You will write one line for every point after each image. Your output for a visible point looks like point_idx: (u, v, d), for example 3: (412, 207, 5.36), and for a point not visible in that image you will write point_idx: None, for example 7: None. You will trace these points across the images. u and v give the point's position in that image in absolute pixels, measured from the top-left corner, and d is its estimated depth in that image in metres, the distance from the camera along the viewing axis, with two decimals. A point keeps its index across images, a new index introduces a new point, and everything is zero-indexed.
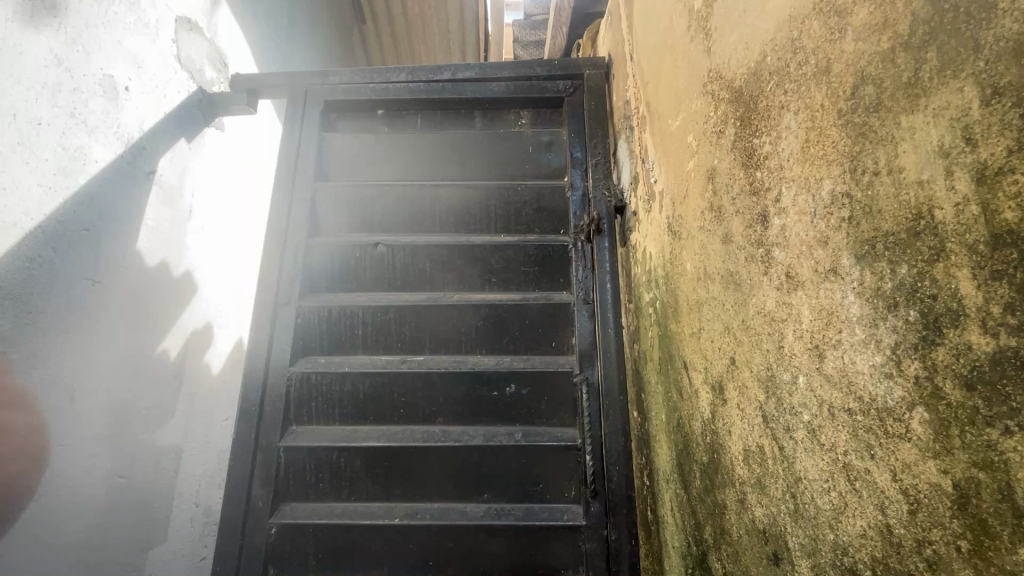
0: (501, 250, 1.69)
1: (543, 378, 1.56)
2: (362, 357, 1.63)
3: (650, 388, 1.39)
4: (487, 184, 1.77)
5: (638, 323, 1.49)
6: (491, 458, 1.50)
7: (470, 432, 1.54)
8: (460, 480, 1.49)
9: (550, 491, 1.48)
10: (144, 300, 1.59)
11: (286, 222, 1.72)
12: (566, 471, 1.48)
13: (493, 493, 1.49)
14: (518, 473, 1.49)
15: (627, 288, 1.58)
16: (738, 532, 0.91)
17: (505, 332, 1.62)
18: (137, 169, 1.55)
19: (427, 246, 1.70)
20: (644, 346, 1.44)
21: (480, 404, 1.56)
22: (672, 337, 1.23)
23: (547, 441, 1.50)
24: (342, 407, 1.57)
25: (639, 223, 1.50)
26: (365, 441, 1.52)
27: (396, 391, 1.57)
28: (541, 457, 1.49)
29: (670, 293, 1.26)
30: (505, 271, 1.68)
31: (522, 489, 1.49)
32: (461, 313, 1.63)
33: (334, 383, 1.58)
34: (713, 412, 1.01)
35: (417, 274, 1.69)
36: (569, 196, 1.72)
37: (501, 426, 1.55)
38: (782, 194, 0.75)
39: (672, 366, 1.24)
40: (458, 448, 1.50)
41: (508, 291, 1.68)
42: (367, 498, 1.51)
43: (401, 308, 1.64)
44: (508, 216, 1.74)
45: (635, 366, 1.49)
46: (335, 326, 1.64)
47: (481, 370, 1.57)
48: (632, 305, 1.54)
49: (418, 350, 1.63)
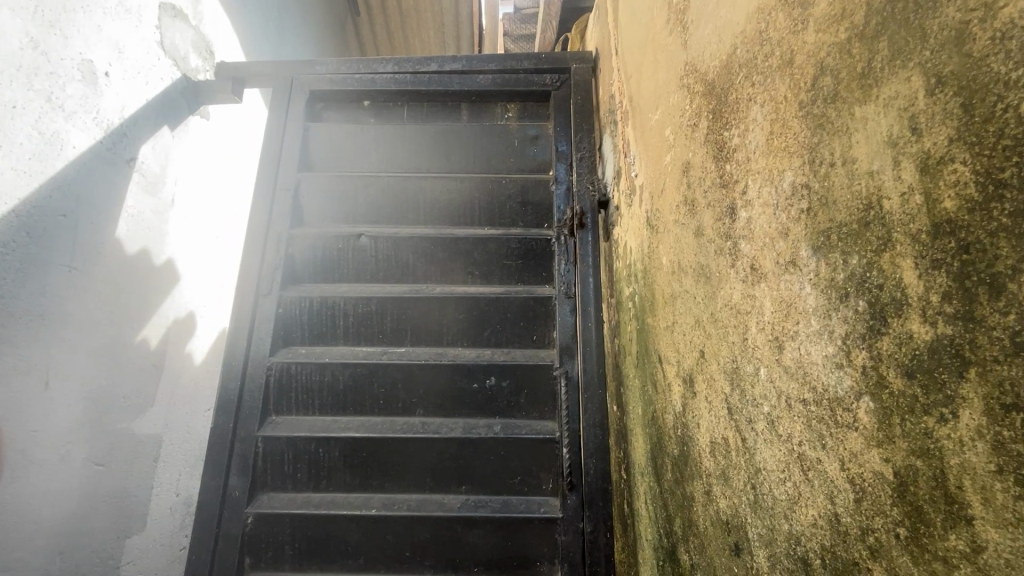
0: (485, 244, 1.69)
1: (523, 371, 1.56)
2: (343, 348, 1.62)
3: (627, 383, 1.39)
4: (472, 178, 1.77)
5: (618, 317, 1.49)
6: (470, 451, 1.50)
7: (449, 424, 1.54)
8: (438, 472, 1.49)
9: (528, 484, 1.49)
10: (123, 289, 1.57)
11: (269, 212, 1.71)
12: (544, 464, 1.49)
13: (471, 485, 1.49)
14: (496, 465, 1.49)
15: (609, 282, 1.58)
16: (704, 523, 0.92)
17: (486, 325, 1.62)
18: (117, 156, 1.54)
19: (410, 238, 1.70)
20: (623, 340, 1.44)
21: (460, 396, 1.56)
22: (649, 331, 1.23)
23: (525, 434, 1.50)
24: (322, 398, 1.56)
25: (621, 218, 1.50)
26: (344, 431, 1.52)
27: (377, 382, 1.57)
28: (520, 450, 1.50)
29: (647, 287, 1.26)
30: (488, 264, 1.68)
31: (500, 481, 1.49)
32: (443, 305, 1.63)
33: (314, 373, 1.57)
34: (684, 405, 1.02)
35: (400, 266, 1.69)
36: (553, 190, 1.72)
37: (480, 418, 1.55)
38: (749, 187, 0.75)
39: (648, 360, 1.24)
40: (437, 440, 1.50)
41: (490, 284, 1.67)
42: (345, 489, 1.50)
43: (383, 300, 1.63)
44: (492, 209, 1.74)
45: (614, 360, 1.50)
46: (316, 316, 1.63)
47: (461, 362, 1.57)
48: (613, 300, 1.54)
49: (399, 342, 1.62)
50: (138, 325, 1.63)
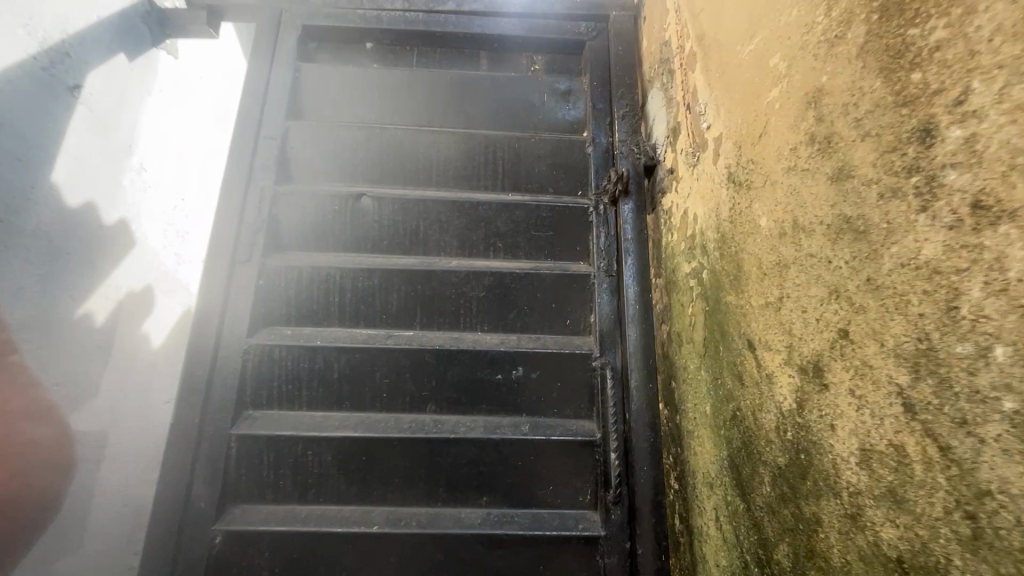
0: (511, 211, 1.44)
1: (557, 361, 1.32)
2: (338, 330, 1.34)
3: (688, 375, 1.18)
4: (495, 135, 1.51)
5: (672, 299, 1.27)
6: (493, 456, 1.25)
7: (468, 423, 1.28)
8: (454, 481, 1.24)
9: (560, 495, 1.24)
10: (59, 249, 1.25)
11: (249, 164, 1.41)
12: (580, 472, 1.25)
13: (494, 497, 1.24)
14: (524, 472, 1.25)
15: (657, 259, 1.36)
16: (843, 559, 0.69)
17: (512, 306, 1.37)
18: (57, 81, 1.22)
19: (421, 202, 1.43)
20: (681, 324, 1.22)
21: (480, 389, 1.30)
22: (731, 312, 1.01)
23: (559, 435, 1.25)
24: (312, 389, 1.28)
25: (679, 182, 1.28)
26: (339, 431, 1.24)
27: (380, 371, 1.30)
28: (553, 455, 1.25)
29: (726, 259, 1.04)
30: (513, 235, 1.43)
31: (529, 492, 1.24)
32: (461, 282, 1.37)
33: (302, 359, 1.29)
34: (800, 402, 0.80)
35: (409, 234, 1.42)
36: (590, 152, 1.48)
37: (505, 417, 1.30)
38: (975, 91, 0.55)
39: (727, 347, 1.02)
40: (453, 441, 1.25)
41: (516, 258, 1.42)
42: (338, 501, 1.23)
43: (388, 273, 1.36)
44: (517, 173, 1.49)
45: (666, 349, 1.28)
46: (305, 291, 1.35)
47: (483, 349, 1.32)
48: (664, 279, 1.32)
49: (406, 324, 1.36)
50: (79, 296, 1.31)
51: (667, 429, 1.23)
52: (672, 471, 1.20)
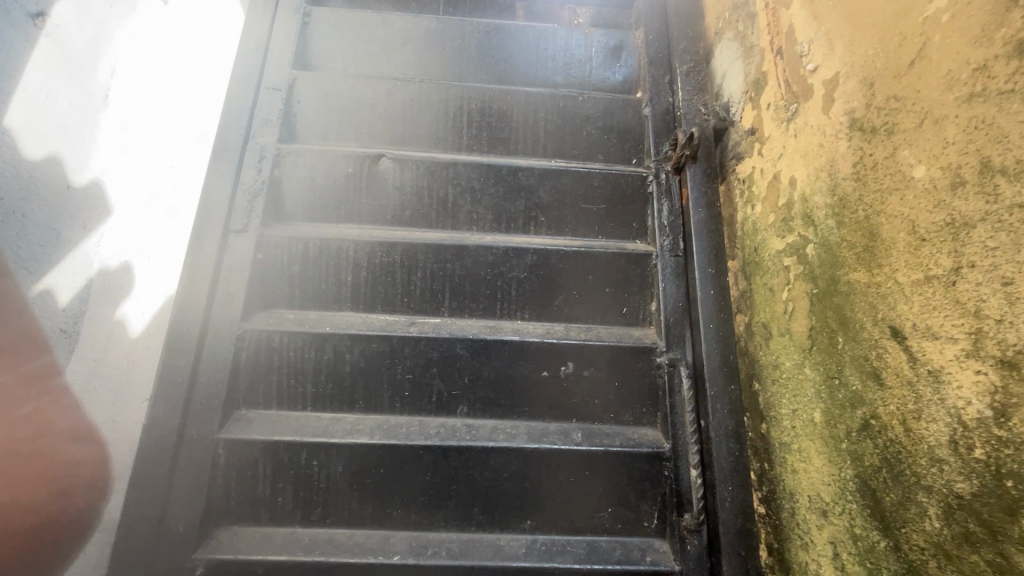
0: (557, 179, 1.23)
1: (614, 356, 1.10)
2: (350, 316, 1.12)
3: (780, 374, 0.96)
4: (537, 93, 1.30)
5: (756, 283, 1.05)
6: (540, 470, 1.03)
7: (507, 429, 1.06)
8: (493, 500, 1.02)
9: (621, 519, 1.03)
10: (12, 207, 1.04)
11: (248, 116, 1.19)
12: (645, 492, 1.03)
13: (540, 521, 1.02)
14: (578, 492, 1.03)
15: (733, 237, 1.15)
16: None
17: (558, 289, 1.16)
18: (15, 3, 1.02)
19: (450, 167, 1.22)
20: (769, 312, 1.01)
21: (523, 388, 1.09)
22: (863, 294, 0.79)
23: (620, 446, 1.04)
24: (318, 385, 1.06)
25: (765, 143, 1.07)
26: (351, 436, 1.02)
27: (401, 365, 1.08)
28: (612, 470, 1.03)
29: (848, 226, 0.83)
30: (558, 207, 1.22)
31: (583, 515, 1.03)
32: (499, 261, 1.15)
33: (308, 349, 1.06)
34: (1004, 411, 0.59)
35: (436, 204, 1.21)
36: (648, 114, 1.27)
37: (551, 422, 1.08)
38: None
39: (853, 339, 0.80)
40: (492, 451, 1.03)
41: (561, 235, 1.21)
42: (349, 524, 1.00)
43: (411, 247, 1.14)
44: (562, 136, 1.28)
45: (747, 344, 1.06)
46: (311, 268, 1.13)
47: (526, 340, 1.10)
48: (743, 259, 1.10)
49: (432, 309, 1.14)
50: (37, 268, 1.09)
51: (752, 440, 1.01)
52: (759, 491, 0.98)
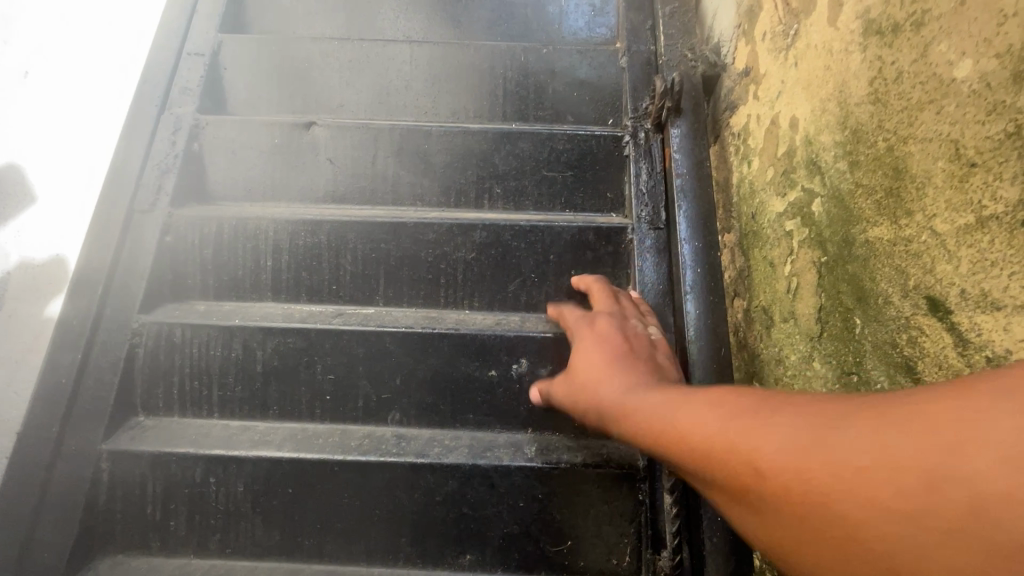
0: (515, 142, 1.04)
1: None
2: (269, 307, 0.97)
3: (786, 373, 0.74)
4: (496, 46, 1.12)
5: (754, 259, 0.84)
6: (482, 492, 0.83)
7: (446, 441, 0.88)
8: (424, 528, 0.83)
9: (585, 556, 0.82)
10: None
11: (165, 83, 1.06)
12: (614, 521, 0.82)
13: (484, 556, 0.83)
14: (529, 520, 0.83)
15: (729, 203, 0.93)
16: None
17: (513, 273, 0.97)
18: None
19: (391, 130, 1.05)
20: (770, 293, 0.79)
21: (466, 391, 0.90)
22: (888, 256, 0.57)
23: (581, 462, 0.83)
24: (226, 388, 0.90)
25: (760, 83, 0.86)
26: (257, 448, 0.85)
27: (322, 363, 0.91)
28: (572, 493, 0.83)
29: (865, 167, 0.61)
30: (516, 178, 1.04)
31: (536, 549, 0.82)
32: (441, 239, 0.98)
33: (213, 345, 0.90)
34: None
35: (376, 177, 1.05)
36: (626, 65, 1.08)
37: (501, 432, 0.89)
38: None
39: (876, 320, 0.58)
40: (424, 469, 0.84)
41: (521, 210, 1.03)
42: (251, 554, 0.84)
43: (341, 224, 0.97)
44: (524, 97, 1.10)
45: (746, 334, 0.84)
46: (225, 252, 0.97)
47: (470, 332, 0.91)
48: (740, 230, 0.89)
49: (366, 298, 0.98)
50: None
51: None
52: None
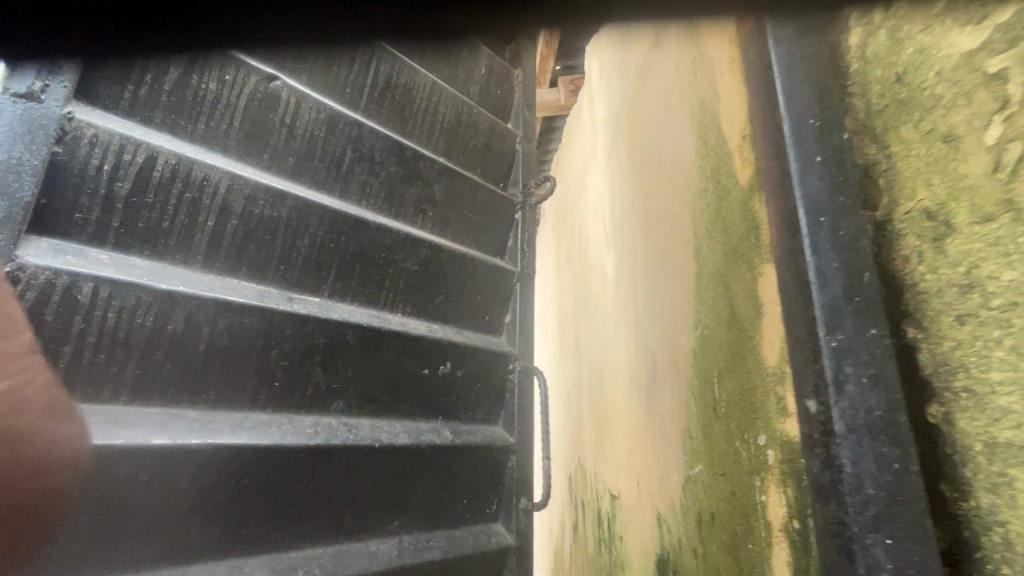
0: (450, 185, 1.15)
1: (481, 358, 1.14)
2: (200, 276, 0.79)
3: (1014, 301, 0.30)
4: (451, 89, 1.19)
5: (886, 99, 0.38)
6: (417, 468, 0.98)
7: (384, 429, 0.96)
8: (363, 505, 0.91)
9: (471, 508, 1.09)
10: None
11: None
12: (491, 482, 1.12)
13: (407, 519, 0.98)
14: (444, 485, 1.03)
15: (843, 70, 0.41)
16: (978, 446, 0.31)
17: (440, 290, 1.10)
18: None
19: (354, 127, 0.98)
20: (951, 144, 0.34)
21: (400, 388, 1.00)
22: None
23: (480, 440, 1.10)
24: (150, 367, 0.73)
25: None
26: (206, 438, 0.74)
27: (277, 348, 0.84)
28: (472, 463, 1.08)
29: None
30: (448, 208, 1.15)
31: (443, 507, 1.03)
32: (396, 245, 1.02)
33: (141, 314, 0.71)
34: None
35: (329, 162, 0.95)
36: (519, 150, 1.32)
37: (422, 419, 1.04)
38: None
39: None
40: (376, 451, 0.92)
41: (445, 234, 1.15)
42: (181, 556, 0.72)
43: (305, 205, 0.89)
44: (456, 138, 1.19)
45: (891, 263, 0.37)
46: (149, 191, 0.74)
47: (415, 336, 1.01)
48: (864, 122, 0.40)
49: (313, 285, 0.91)
50: None
51: None
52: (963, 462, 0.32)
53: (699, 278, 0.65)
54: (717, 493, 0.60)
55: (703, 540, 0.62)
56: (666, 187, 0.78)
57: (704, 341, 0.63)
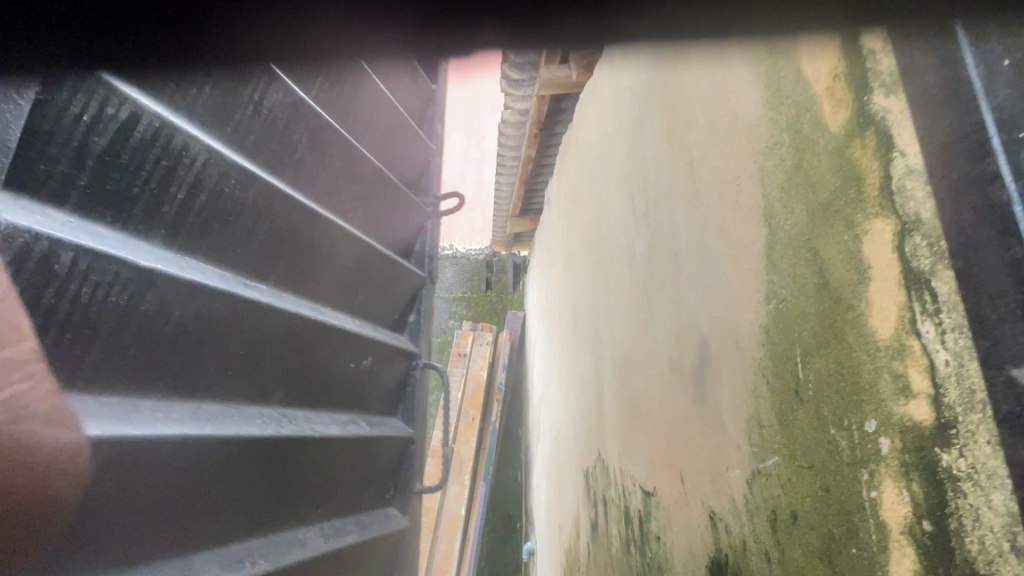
0: (381, 189, 1.09)
1: (393, 354, 1.12)
2: (163, 254, 0.63)
3: None
4: (391, 91, 1.11)
5: None
6: (341, 460, 0.92)
7: (317, 421, 0.88)
8: (296, 492, 0.82)
9: (375, 492, 1.07)
10: None
11: None
12: (391, 470, 1.13)
13: (329, 506, 0.91)
14: (359, 471, 1.00)
15: None
16: None
17: (363, 286, 1.03)
18: None
19: (318, 120, 0.87)
20: None
21: (329, 384, 0.92)
22: None
23: (387, 432, 1.09)
24: (114, 355, 0.57)
25: None
26: (166, 425, 0.61)
27: (236, 338, 0.72)
28: (379, 453, 1.06)
29: None
30: (374, 208, 1.07)
31: (354, 493, 0.99)
32: (337, 238, 0.92)
33: (114, 295, 0.56)
34: None
35: (289, 149, 0.83)
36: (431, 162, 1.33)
37: (344, 411, 0.97)
38: None
39: None
40: (316, 441, 0.84)
41: (370, 229, 1.07)
42: (131, 557, 0.59)
43: (271, 190, 0.77)
44: (387, 145, 1.13)
45: None
46: (125, 152, 0.58)
47: (347, 335, 0.94)
48: None
49: (262, 269, 0.78)
50: None
51: None
52: None
53: (773, 247, 0.57)
54: (800, 490, 0.52)
55: (781, 542, 0.55)
56: (717, 147, 0.71)
57: (785, 319, 0.55)
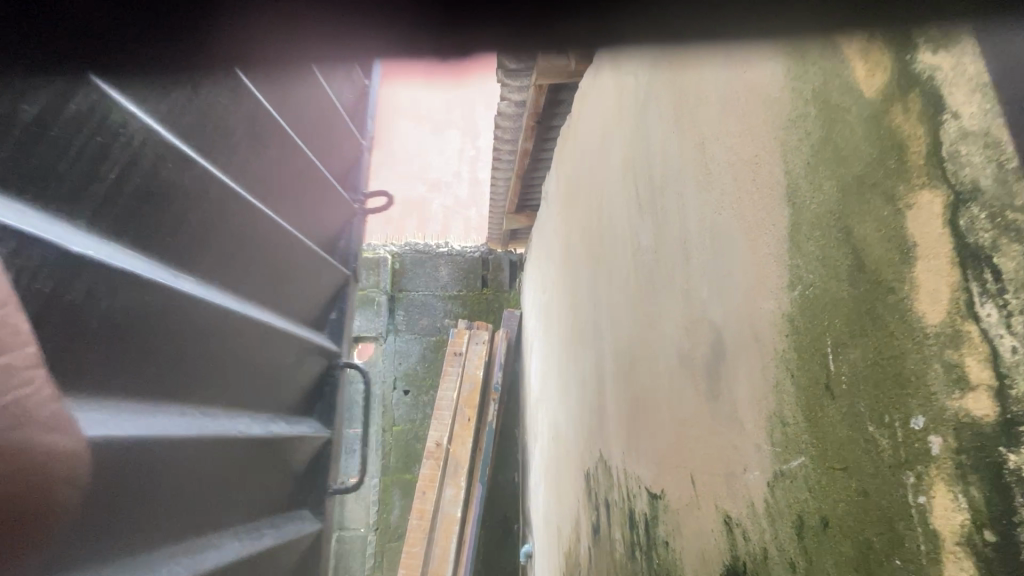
0: (289, 193, 1.29)
1: (295, 340, 1.33)
2: (83, 240, 0.71)
3: None
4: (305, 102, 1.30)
5: None
6: (243, 442, 1.04)
7: (218, 414, 0.98)
8: (202, 474, 0.92)
9: (273, 478, 1.20)
10: None
11: None
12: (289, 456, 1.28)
13: (230, 491, 1.02)
14: (259, 453, 1.13)
15: None
16: None
17: (266, 284, 1.19)
18: None
19: (235, 128, 1.03)
20: None
21: (232, 373, 1.05)
22: None
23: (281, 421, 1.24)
24: (54, 310, 0.65)
25: None
26: (82, 406, 0.69)
27: (161, 311, 0.83)
28: (277, 440, 1.20)
29: None
30: (281, 209, 1.25)
31: (253, 479, 1.10)
32: (241, 243, 1.07)
33: (49, 249, 0.64)
34: None
35: (209, 156, 0.96)
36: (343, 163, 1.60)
37: (245, 402, 1.11)
38: None
39: None
40: (216, 421, 0.98)
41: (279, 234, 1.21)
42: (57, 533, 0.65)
43: (189, 191, 0.90)
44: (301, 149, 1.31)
45: None
46: (53, 126, 0.67)
47: (251, 325, 1.08)
48: None
49: (176, 263, 0.89)
50: None
51: None
52: None
53: (798, 228, 0.53)
54: (831, 494, 0.47)
55: (811, 552, 0.50)
56: (731, 121, 0.66)
57: (812, 307, 0.50)
